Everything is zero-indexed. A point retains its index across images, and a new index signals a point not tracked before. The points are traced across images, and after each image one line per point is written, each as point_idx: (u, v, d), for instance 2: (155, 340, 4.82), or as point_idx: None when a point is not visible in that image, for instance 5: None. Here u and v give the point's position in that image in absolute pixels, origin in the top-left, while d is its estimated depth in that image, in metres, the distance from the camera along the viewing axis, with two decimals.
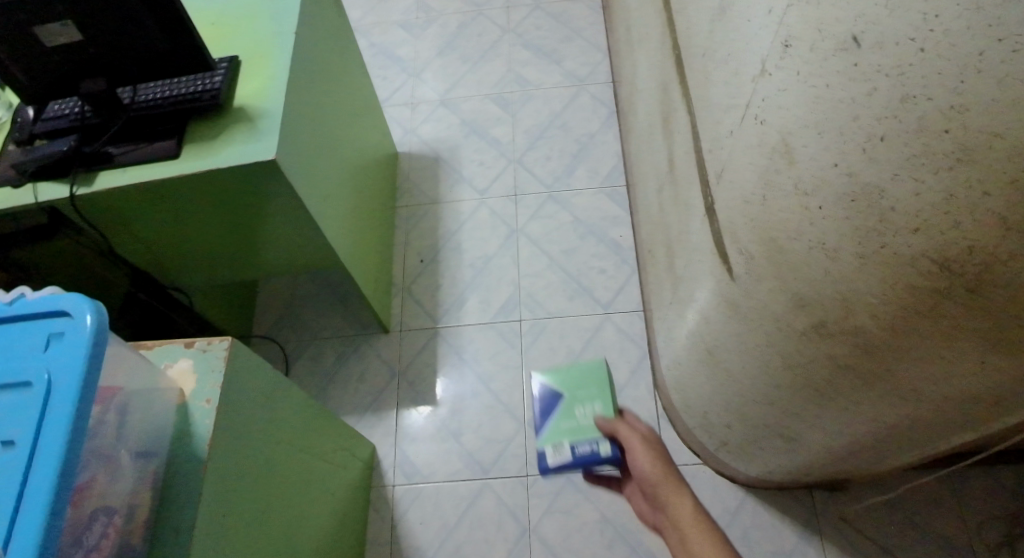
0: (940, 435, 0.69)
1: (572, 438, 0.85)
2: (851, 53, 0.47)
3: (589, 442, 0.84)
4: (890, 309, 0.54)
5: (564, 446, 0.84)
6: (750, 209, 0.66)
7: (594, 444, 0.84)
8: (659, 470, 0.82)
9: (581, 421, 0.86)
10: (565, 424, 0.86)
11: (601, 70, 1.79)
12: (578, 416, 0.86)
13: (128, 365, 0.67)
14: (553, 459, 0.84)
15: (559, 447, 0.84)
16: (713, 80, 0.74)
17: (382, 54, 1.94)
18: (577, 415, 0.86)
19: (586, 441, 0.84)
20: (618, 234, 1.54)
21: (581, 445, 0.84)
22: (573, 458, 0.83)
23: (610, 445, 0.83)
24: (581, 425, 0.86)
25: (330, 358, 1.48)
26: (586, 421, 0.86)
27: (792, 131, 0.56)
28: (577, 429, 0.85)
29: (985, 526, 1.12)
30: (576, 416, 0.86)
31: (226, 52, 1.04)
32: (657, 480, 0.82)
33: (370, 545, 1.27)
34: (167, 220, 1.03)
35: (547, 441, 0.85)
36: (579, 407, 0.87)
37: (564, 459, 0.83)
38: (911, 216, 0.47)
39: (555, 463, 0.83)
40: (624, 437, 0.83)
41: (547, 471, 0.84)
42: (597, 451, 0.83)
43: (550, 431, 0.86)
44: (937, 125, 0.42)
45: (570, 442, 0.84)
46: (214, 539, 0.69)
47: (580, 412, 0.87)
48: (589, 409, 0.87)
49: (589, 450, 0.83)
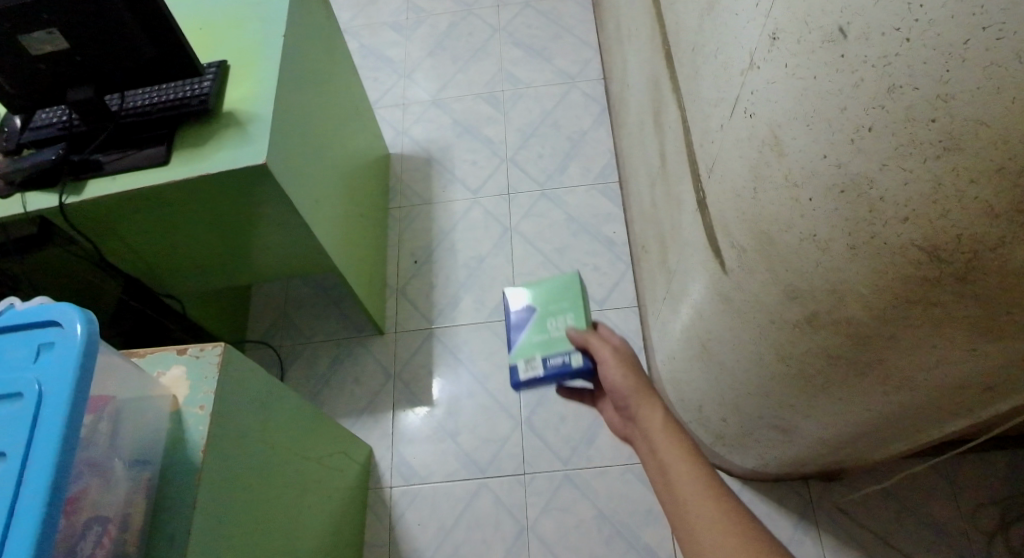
0: (934, 423, 0.69)
1: (544, 351, 0.82)
2: (838, 45, 0.47)
3: (562, 354, 0.81)
4: (881, 299, 0.54)
5: (536, 360, 0.81)
6: (741, 202, 0.66)
7: (565, 356, 0.80)
8: (630, 381, 0.78)
9: (554, 333, 0.83)
10: (538, 337, 0.83)
11: (592, 67, 1.79)
12: (551, 329, 0.83)
13: (118, 374, 0.67)
14: (525, 373, 0.81)
15: (531, 361, 0.82)
16: (702, 74, 0.74)
17: (372, 56, 1.93)
18: (550, 328, 0.83)
19: (558, 354, 0.81)
20: (611, 230, 1.54)
21: (553, 358, 0.81)
22: (545, 371, 0.80)
23: (582, 356, 0.80)
24: (553, 337, 0.82)
25: (326, 362, 1.48)
26: (558, 333, 0.83)
27: (782, 124, 0.56)
28: (548, 342, 0.82)
29: (980, 513, 1.13)
30: (548, 329, 0.83)
31: (215, 56, 1.04)
32: (628, 392, 0.78)
33: (369, 548, 1.27)
34: (157, 227, 1.03)
35: (519, 356, 0.83)
36: (552, 320, 0.84)
37: (536, 372, 0.81)
38: (900, 205, 0.47)
39: (526, 377, 0.81)
40: (595, 350, 0.78)
41: (519, 387, 0.81)
42: (569, 362, 0.80)
43: (522, 346, 0.83)
44: (923, 115, 0.42)
45: (542, 355, 0.81)
46: (209, 543, 0.69)
47: (553, 325, 0.84)
48: (562, 321, 0.83)
49: (561, 362, 0.80)
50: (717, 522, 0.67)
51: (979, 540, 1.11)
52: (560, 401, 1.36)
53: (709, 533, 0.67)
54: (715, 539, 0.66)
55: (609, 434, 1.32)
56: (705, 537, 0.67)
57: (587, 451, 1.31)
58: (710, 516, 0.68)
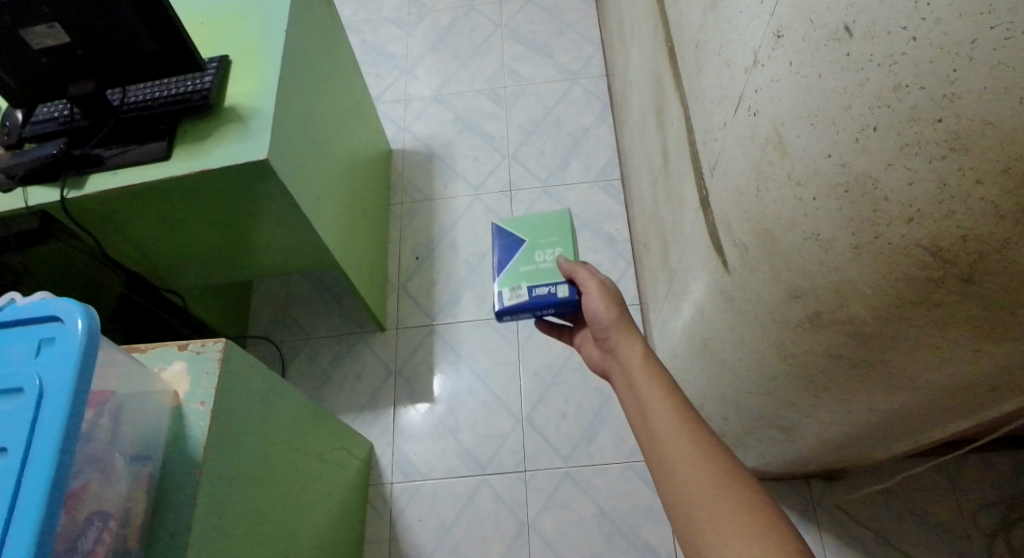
0: (936, 422, 0.69)
1: (531, 281, 0.82)
2: (843, 44, 0.47)
3: (549, 285, 0.82)
4: (884, 299, 0.54)
5: (522, 288, 0.82)
6: (744, 201, 0.66)
7: (552, 287, 0.81)
8: (613, 313, 0.78)
9: (541, 264, 0.84)
10: (525, 267, 0.84)
11: (594, 63, 1.78)
12: (538, 260, 0.84)
13: (118, 369, 0.67)
14: (510, 300, 0.81)
15: (517, 289, 0.82)
16: (705, 72, 0.74)
17: (373, 51, 1.93)
18: (537, 259, 0.84)
19: (545, 284, 0.82)
20: (613, 228, 1.54)
21: (540, 288, 0.82)
22: (530, 300, 0.81)
23: (569, 288, 0.81)
24: (541, 268, 0.83)
25: (327, 358, 1.48)
26: (545, 264, 0.84)
27: (786, 123, 0.56)
28: (535, 273, 0.83)
29: (981, 511, 1.13)
30: (536, 260, 0.84)
31: (216, 51, 1.04)
32: (609, 323, 0.78)
33: (369, 544, 1.27)
34: (158, 222, 1.03)
35: (505, 283, 0.83)
36: (540, 252, 0.85)
37: (521, 300, 0.81)
38: (905, 205, 0.47)
39: (511, 304, 0.81)
40: (581, 280, 0.80)
41: (502, 314, 0.82)
42: (555, 293, 0.81)
43: (509, 274, 0.83)
44: (929, 114, 0.42)
45: (528, 285, 0.82)
46: (209, 533, 0.69)
47: (541, 257, 0.84)
48: (550, 253, 0.84)
49: (547, 292, 0.81)
50: (691, 454, 0.65)
51: (979, 539, 1.11)
52: (560, 398, 1.36)
53: (682, 465, 0.65)
54: (689, 472, 0.64)
55: (609, 431, 1.32)
56: (678, 469, 0.65)
57: (587, 449, 1.31)
58: (685, 449, 0.66)
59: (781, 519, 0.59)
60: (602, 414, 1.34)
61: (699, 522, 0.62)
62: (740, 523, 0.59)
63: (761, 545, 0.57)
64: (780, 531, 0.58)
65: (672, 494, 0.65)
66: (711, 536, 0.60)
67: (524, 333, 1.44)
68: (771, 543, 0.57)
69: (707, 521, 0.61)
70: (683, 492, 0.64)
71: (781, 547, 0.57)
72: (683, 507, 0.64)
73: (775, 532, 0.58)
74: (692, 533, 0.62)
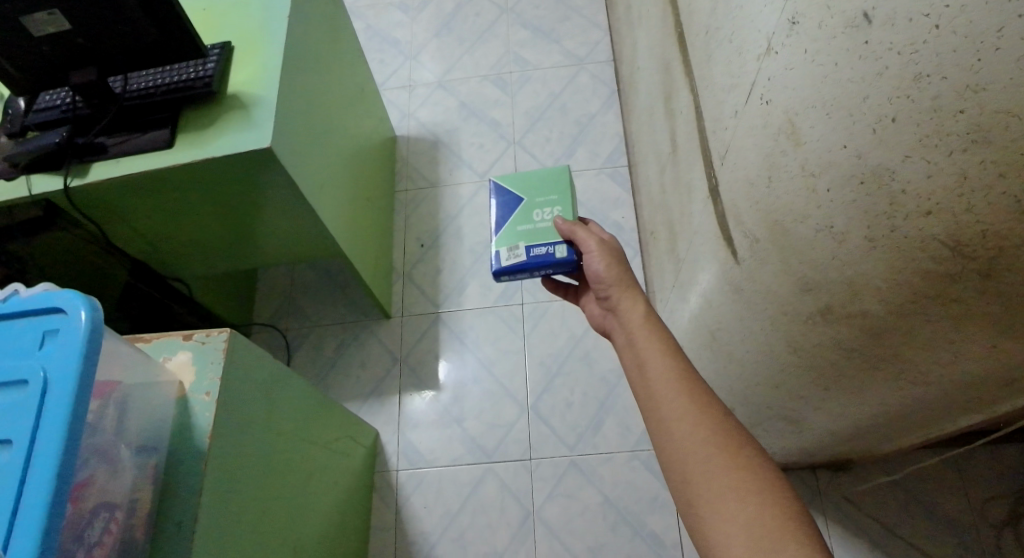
0: (946, 417, 0.69)
1: (528, 240, 0.82)
2: (860, 31, 0.46)
3: (547, 245, 0.81)
4: (898, 293, 0.53)
5: (519, 248, 0.82)
6: (755, 191, 0.65)
7: (550, 247, 0.81)
8: (614, 272, 0.77)
9: (539, 223, 0.83)
10: (522, 227, 0.83)
11: (601, 49, 1.75)
12: (536, 219, 0.83)
13: (123, 359, 0.66)
14: (508, 260, 0.81)
15: (514, 249, 0.82)
16: (715, 59, 0.72)
17: (378, 37, 1.91)
18: (535, 219, 0.83)
19: (543, 244, 0.81)
20: (620, 216, 1.52)
21: (538, 247, 0.81)
22: (528, 259, 0.81)
23: (567, 248, 0.80)
24: (538, 228, 0.83)
25: (331, 346, 1.48)
26: (543, 223, 0.83)
27: (799, 112, 0.55)
28: (533, 232, 0.82)
29: (989, 505, 1.12)
30: (534, 219, 0.83)
31: (219, 37, 1.03)
32: (611, 282, 0.77)
33: (374, 531, 1.28)
34: (162, 210, 1.02)
35: (502, 243, 0.83)
36: (538, 211, 0.84)
37: (519, 260, 0.81)
38: (922, 198, 0.45)
39: (508, 264, 0.81)
40: (580, 240, 0.79)
41: (500, 273, 0.82)
42: (553, 253, 0.80)
43: (506, 234, 0.83)
44: (951, 105, 0.41)
45: (526, 244, 0.82)
46: (218, 514, 0.70)
47: (539, 215, 0.84)
48: (548, 213, 0.84)
49: (545, 252, 0.81)
50: (688, 414, 0.65)
51: (988, 532, 1.10)
52: (566, 388, 1.36)
53: (679, 425, 0.65)
54: (687, 432, 0.64)
55: (615, 421, 1.32)
56: (675, 429, 0.65)
57: (593, 439, 1.31)
58: (682, 408, 0.65)
59: (776, 479, 0.60)
60: (609, 404, 1.33)
61: (695, 480, 0.62)
62: (737, 484, 0.59)
63: (756, 506, 0.58)
64: (775, 492, 0.58)
65: (670, 452, 0.65)
66: (707, 495, 0.60)
67: (530, 321, 1.43)
68: (766, 503, 0.58)
69: (703, 479, 0.61)
70: (680, 450, 0.64)
71: (777, 509, 0.57)
72: (678, 465, 0.64)
73: (770, 493, 0.58)
74: (687, 491, 0.62)
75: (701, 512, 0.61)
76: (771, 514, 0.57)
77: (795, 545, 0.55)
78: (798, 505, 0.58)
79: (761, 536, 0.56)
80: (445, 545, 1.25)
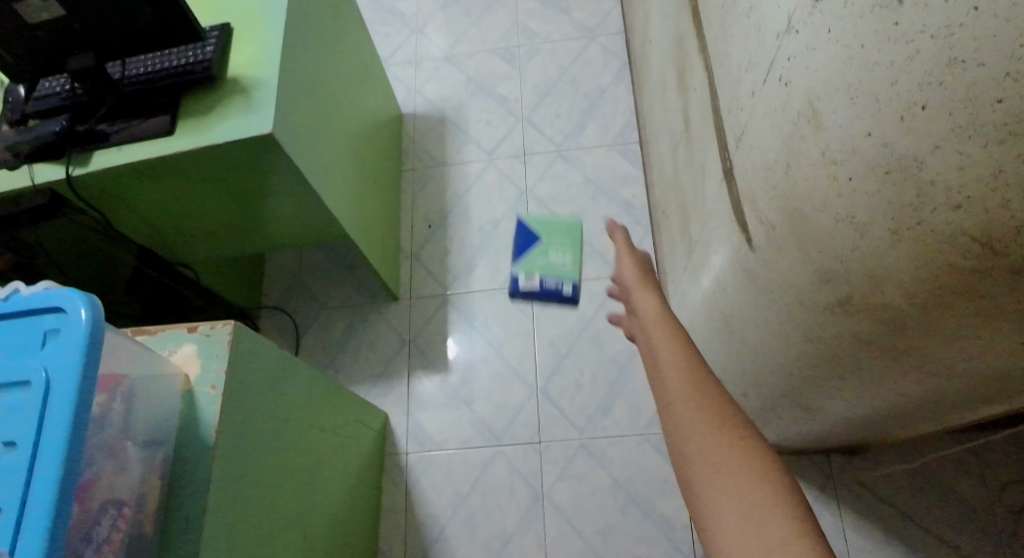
0: (968, 407, 0.67)
1: None
2: (891, 12, 0.44)
3: None
4: (923, 286, 0.50)
5: None
6: (772, 176, 0.62)
7: None
8: None
9: None
10: None
11: (612, 20, 1.70)
12: None
13: (127, 353, 0.66)
14: None
15: None
16: (732, 36, 0.69)
17: (383, 10, 1.86)
18: None
19: None
20: (631, 194, 1.49)
21: None
22: None
23: None
24: None
25: (340, 328, 1.47)
26: None
27: (820, 95, 0.52)
28: None
29: (1007, 490, 1.11)
30: None
31: (216, 16, 1.00)
32: None
33: (385, 512, 1.30)
34: (165, 196, 1.01)
35: None
36: None
37: None
38: (952, 191, 0.43)
39: None
40: None
41: None
42: None
43: None
44: (989, 94, 0.38)
45: None
46: (226, 501, 0.70)
47: None
48: None
49: None
50: (690, 395, 0.64)
51: (1005, 517, 1.09)
52: (576, 369, 1.35)
53: (681, 406, 0.64)
54: (685, 410, 0.63)
55: (625, 403, 1.31)
56: (676, 409, 0.64)
57: (603, 421, 1.30)
58: (684, 390, 0.64)
59: (770, 456, 0.59)
60: (618, 385, 1.33)
61: (692, 456, 0.61)
62: (730, 459, 0.59)
63: (748, 479, 0.57)
64: (768, 467, 0.58)
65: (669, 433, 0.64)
66: (700, 468, 0.60)
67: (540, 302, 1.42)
68: (757, 476, 0.57)
69: (699, 455, 0.60)
70: (679, 430, 0.63)
71: (768, 483, 0.57)
72: (677, 444, 0.63)
73: (764, 468, 0.58)
74: (683, 467, 0.61)
75: (694, 485, 0.60)
76: (762, 487, 0.56)
77: (781, 513, 0.54)
78: (790, 480, 0.57)
79: (752, 509, 0.55)
80: (454, 526, 1.26)
